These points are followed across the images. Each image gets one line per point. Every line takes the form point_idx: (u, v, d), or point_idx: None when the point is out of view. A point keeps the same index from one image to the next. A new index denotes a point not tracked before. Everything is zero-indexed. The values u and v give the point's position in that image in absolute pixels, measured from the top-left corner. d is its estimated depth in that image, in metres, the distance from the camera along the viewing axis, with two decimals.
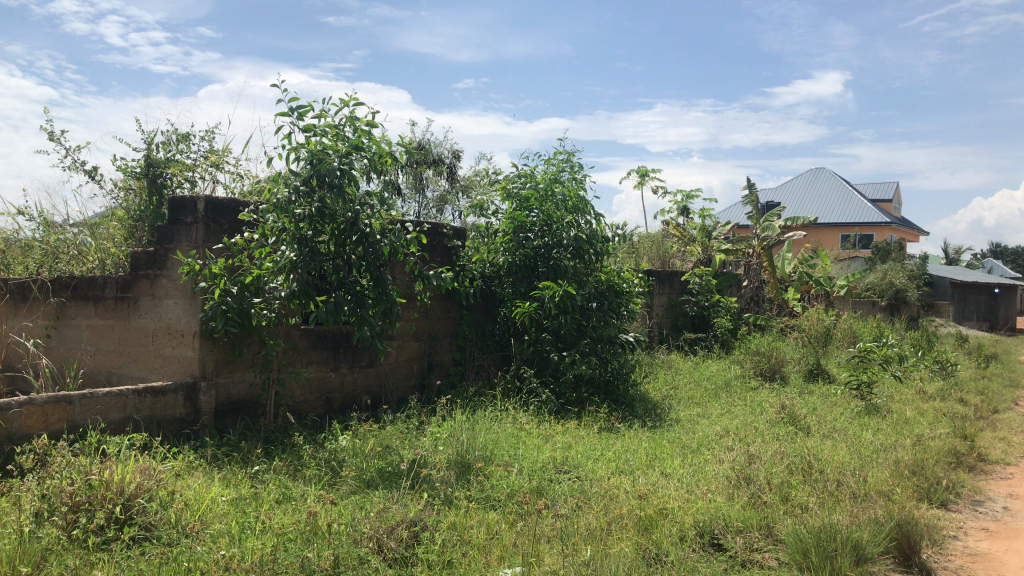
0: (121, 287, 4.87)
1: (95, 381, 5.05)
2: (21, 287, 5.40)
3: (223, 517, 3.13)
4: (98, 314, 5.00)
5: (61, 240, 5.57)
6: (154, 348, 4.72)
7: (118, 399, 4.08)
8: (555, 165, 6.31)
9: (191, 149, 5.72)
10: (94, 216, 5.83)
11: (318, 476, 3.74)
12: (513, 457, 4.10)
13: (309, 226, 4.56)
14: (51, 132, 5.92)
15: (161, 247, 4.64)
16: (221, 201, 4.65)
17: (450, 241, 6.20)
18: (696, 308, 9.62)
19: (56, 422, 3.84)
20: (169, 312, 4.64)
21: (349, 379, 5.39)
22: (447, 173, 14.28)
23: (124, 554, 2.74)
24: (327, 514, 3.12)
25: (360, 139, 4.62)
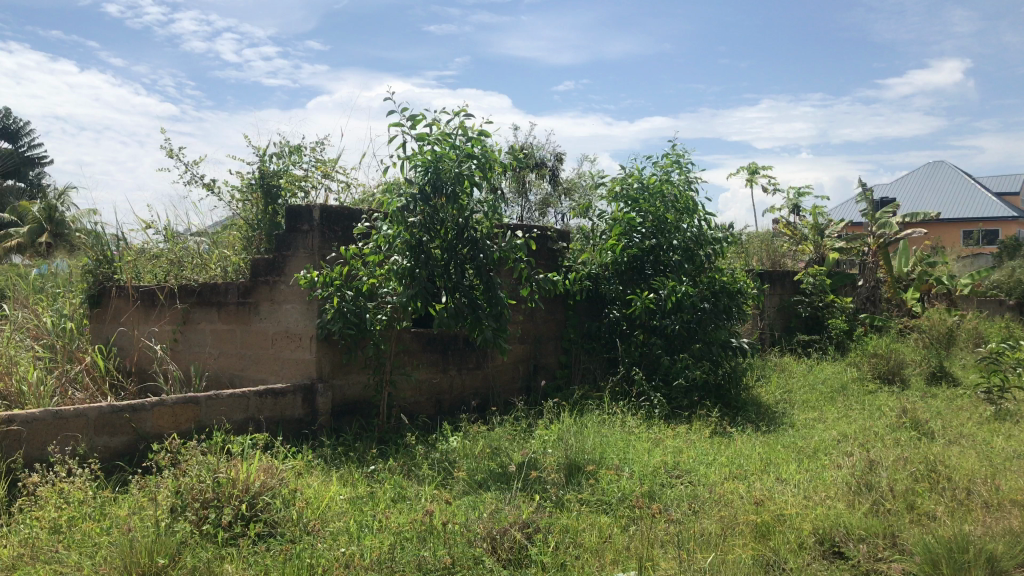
0: (243, 293, 5.08)
1: (218, 383, 5.29)
2: (149, 293, 5.71)
3: (341, 516, 3.22)
4: (220, 319, 5.24)
5: (184, 248, 5.86)
6: (273, 352, 4.91)
7: (241, 400, 4.26)
8: (665, 167, 6.26)
9: (303, 160, 5.92)
10: (213, 226, 6.10)
11: (431, 476, 3.82)
12: (624, 460, 4.07)
13: (422, 233, 4.63)
14: (172, 148, 6.24)
15: (279, 254, 4.84)
16: (336, 208, 4.80)
17: (553, 243, 6.30)
18: (809, 309, 9.40)
19: (186, 422, 4.06)
20: (287, 317, 4.82)
21: (458, 381, 5.47)
22: (548, 176, 14.46)
23: (251, 550, 2.86)
24: (442, 514, 3.18)
25: (472, 147, 4.69)
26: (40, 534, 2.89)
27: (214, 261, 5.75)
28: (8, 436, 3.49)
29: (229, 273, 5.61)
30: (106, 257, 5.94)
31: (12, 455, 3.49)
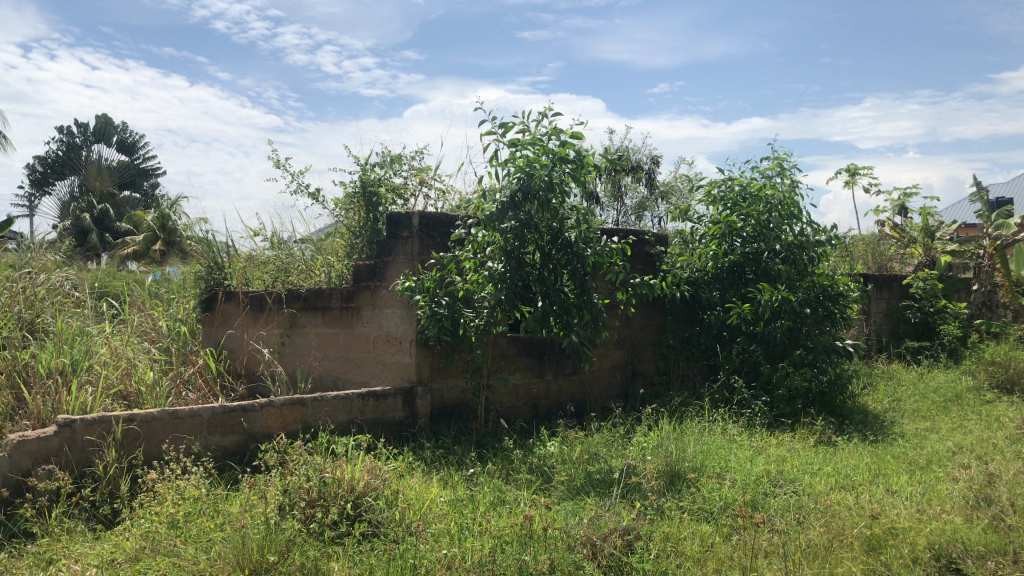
0: (345, 298, 5.22)
1: (322, 385, 5.44)
2: (257, 299, 5.92)
3: (442, 518, 3.27)
4: (324, 323, 5.39)
5: (290, 254, 6.06)
6: (375, 355, 5.02)
7: (344, 402, 4.38)
8: (766, 171, 6.12)
9: (402, 168, 6.04)
10: (318, 233, 6.29)
11: (530, 480, 3.84)
12: (725, 468, 3.99)
13: (515, 238, 4.65)
14: (279, 159, 6.46)
15: (380, 260, 4.96)
16: (434, 215, 4.88)
17: (651, 248, 6.28)
18: (919, 314, 9.03)
19: (293, 422, 4.20)
20: (388, 321, 4.93)
21: (555, 386, 5.48)
22: (644, 179, 14.37)
23: (357, 549, 2.94)
24: (542, 519, 3.19)
25: (565, 150, 4.62)
26: (159, 527, 3.04)
27: (318, 268, 5.91)
28: (129, 435, 3.69)
29: (332, 279, 5.77)
30: (217, 263, 6.19)
31: (133, 452, 3.70)
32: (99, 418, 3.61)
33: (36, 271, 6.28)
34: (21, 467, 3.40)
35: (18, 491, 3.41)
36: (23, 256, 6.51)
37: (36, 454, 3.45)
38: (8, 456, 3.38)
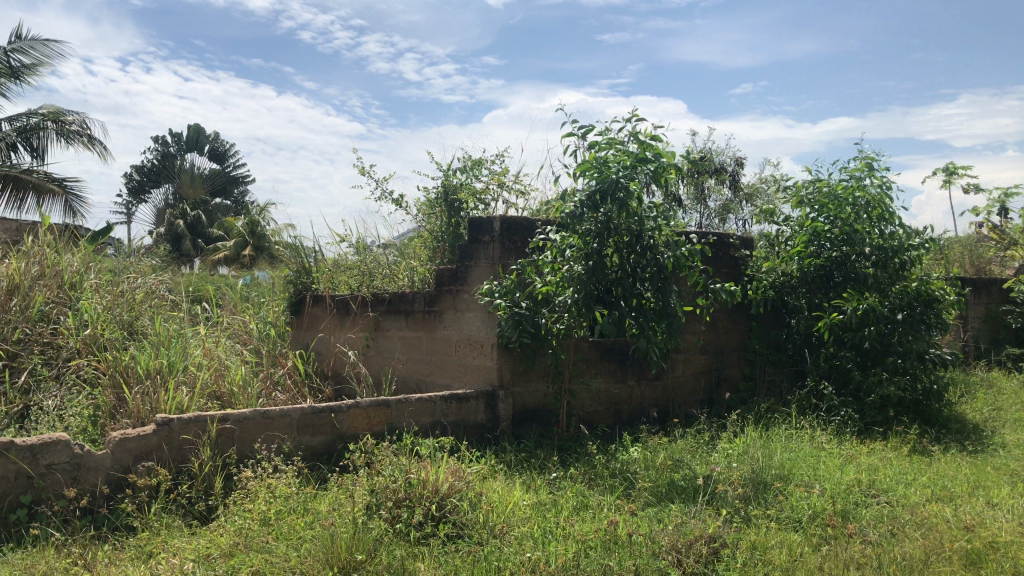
0: (428, 302, 5.29)
1: (406, 387, 5.52)
2: (343, 302, 6.04)
3: (525, 522, 3.27)
4: (408, 327, 5.47)
5: (375, 259, 6.18)
6: (457, 358, 5.07)
7: (428, 404, 4.44)
8: (855, 172, 5.96)
9: (483, 173, 6.08)
10: (401, 238, 6.39)
11: (613, 486, 3.82)
12: (814, 477, 3.90)
13: (594, 240, 4.63)
14: (363, 166, 6.59)
15: (463, 264, 5.01)
16: (516, 219, 4.90)
17: (736, 251, 6.16)
18: (1021, 320, 8.64)
19: (378, 423, 4.28)
20: (470, 325, 4.97)
21: (637, 391, 5.44)
22: (728, 182, 14.17)
23: (442, 550, 2.97)
24: (626, 525, 3.18)
25: (645, 152, 4.57)
26: (252, 524, 3.13)
27: (401, 272, 6.01)
28: (223, 434, 3.83)
29: (416, 283, 5.85)
30: (305, 267, 6.36)
31: (226, 451, 3.83)
32: (194, 418, 3.75)
33: (136, 275, 6.56)
34: (122, 464, 3.57)
35: (120, 487, 3.58)
36: (124, 260, 6.81)
37: (136, 451, 3.61)
38: (110, 453, 3.55)
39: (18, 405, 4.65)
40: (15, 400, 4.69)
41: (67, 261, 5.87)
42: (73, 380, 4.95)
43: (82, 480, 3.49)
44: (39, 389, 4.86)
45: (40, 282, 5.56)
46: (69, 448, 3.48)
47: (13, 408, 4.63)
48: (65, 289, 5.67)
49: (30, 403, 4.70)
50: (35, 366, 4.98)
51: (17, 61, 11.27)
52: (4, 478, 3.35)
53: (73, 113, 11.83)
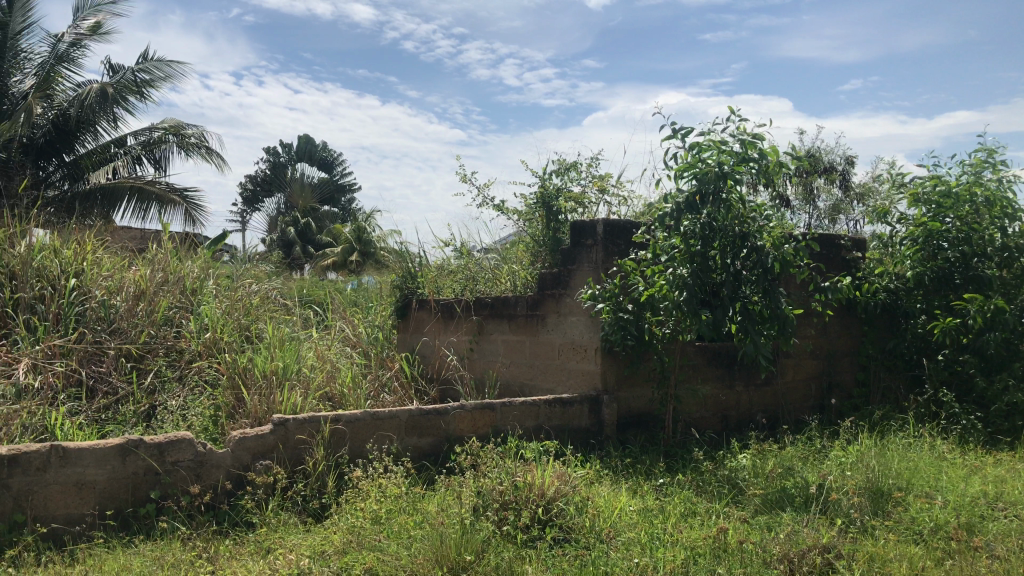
0: (532, 305, 5.32)
1: (510, 391, 5.56)
2: (448, 306, 6.12)
3: (633, 527, 3.26)
4: (511, 330, 5.51)
5: (479, 264, 6.27)
6: (561, 362, 5.08)
7: (532, 408, 4.47)
8: (973, 166, 5.68)
9: (580, 176, 6.08)
10: (502, 243, 6.46)
11: (721, 493, 3.75)
12: (936, 488, 3.73)
13: (698, 241, 4.55)
14: (464, 173, 6.69)
15: (565, 268, 5.02)
16: (619, 222, 4.88)
17: (848, 252, 6.04)
18: None
19: (483, 426, 4.34)
20: (573, 329, 4.98)
21: (745, 397, 5.33)
22: (839, 181, 13.78)
23: (549, 553, 2.99)
24: (736, 533, 3.12)
25: (748, 151, 4.46)
26: (364, 523, 3.22)
27: (504, 276, 6.07)
28: (335, 434, 3.95)
29: (518, 287, 5.89)
30: (410, 272, 6.49)
31: (339, 451, 3.95)
32: (308, 418, 3.89)
33: (252, 281, 6.83)
34: (242, 462, 3.73)
35: (240, 484, 3.74)
36: (240, 267, 7.10)
37: (255, 450, 3.77)
38: (230, 451, 3.71)
39: (145, 405, 4.91)
40: (142, 399, 4.95)
41: (189, 268, 6.17)
42: (195, 382, 5.19)
43: (205, 476, 3.66)
44: (163, 390, 5.11)
45: (164, 288, 5.86)
46: (193, 447, 3.66)
47: (140, 408, 4.89)
48: (187, 294, 5.96)
49: (156, 403, 4.96)
50: (160, 367, 5.25)
51: (143, 79, 11.92)
52: (134, 474, 3.54)
53: (192, 127, 12.40)
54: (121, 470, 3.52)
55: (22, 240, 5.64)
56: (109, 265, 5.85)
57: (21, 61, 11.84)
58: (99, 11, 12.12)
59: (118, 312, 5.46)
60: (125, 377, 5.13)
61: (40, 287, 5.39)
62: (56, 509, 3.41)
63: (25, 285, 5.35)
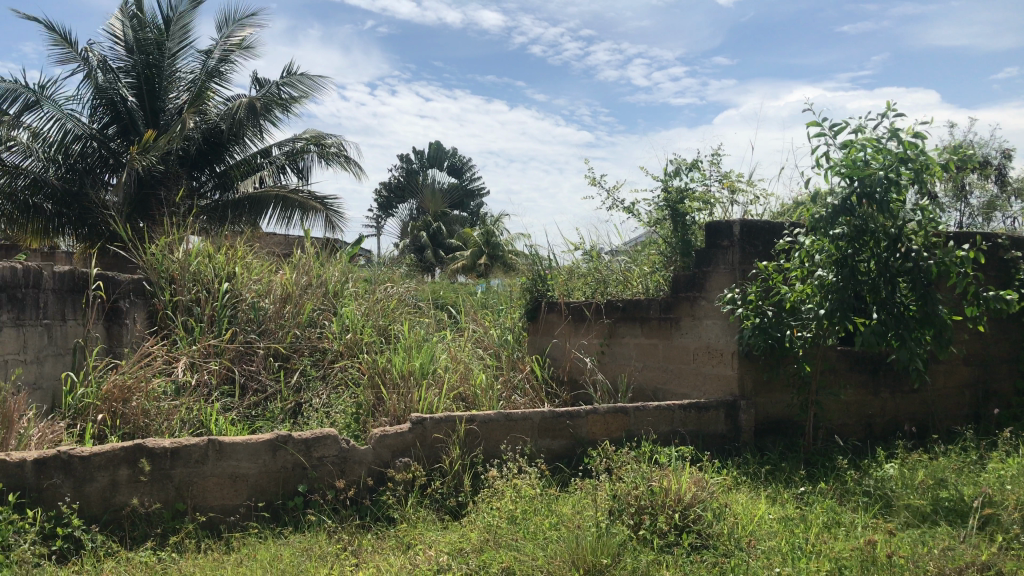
0: (665, 308, 5.27)
1: (643, 395, 5.51)
2: (578, 309, 6.10)
3: (773, 536, 3.18)
4: (644, 334, 5.47)
5: (609, 267, 6.25)
6: (695, 366, 5.01)
7: (666, 412, 4.42)
8: None
9: (704, 175, 5.93)
10: (632, 245, 6.42)
11: (867, 504, 3.60)
12: None
13: (848, 244, 4.31)
14: (594, 176, 6.69)
15: (700, 270, 4.95)
16: (757, 222, 4.76)
17: (1007, 252, 5.67)
18: None
19: (616, 430, 4.32)
20: (709, 332, 4.91)
21: (891, 405, 5.09)
22: (994, 176, 12.96)
23: (686, 559, 2.95)
24: (885, 545, 2.99)
25: (906, 150, 4.19)
26: (501, 522, 3.27)
27: (635, 279, 6.03)
28: (470, 434, 4.04)
29: (650, 290, 5.84)
30: (540, 275, 6.52)
31: (474, 450, 4.03)
32: (445, 418, 3.98)
33: (389, 284, 7.07)
34: (382, 458, 3.87)
35: (381, 480, 3.87)
36: (377, 271, 7.35)
37: (395, 447, 3.90)
38: (372, 449, 3.85)
39: (291, 402, 5.15)
40: (288, 397, 5.20)
41: (330, 272, 6.44)
42: (337, 380, 5.41)
43: (349, 472, 3.82)
44: (308, 388, 5.35)
45: (308, 291, 6.14)
46: (337, 443, 3.81)
47: (287, 405, 5.13)
48: (329, 297, 6.22)
49: (301, 400, 5.20)
50: (305, 367, 5.50)
51: (286, 93, 12.52)
52: (283, 468, 3.73)
53: (331, 137, 12.91)
54: (271, 464, 3.71)
55: (180, 246, 6.03)
56: (258, 268, 6.18)
57: (177, 79, 12.65)
58: (245, 28, 12.81)
59: (267, 313, 5.76)
60: (273, 376, 5.40)
61: (197, 290, 5.75)
62: (213, 499, 3.63)
63: (184, 288, 5.72)
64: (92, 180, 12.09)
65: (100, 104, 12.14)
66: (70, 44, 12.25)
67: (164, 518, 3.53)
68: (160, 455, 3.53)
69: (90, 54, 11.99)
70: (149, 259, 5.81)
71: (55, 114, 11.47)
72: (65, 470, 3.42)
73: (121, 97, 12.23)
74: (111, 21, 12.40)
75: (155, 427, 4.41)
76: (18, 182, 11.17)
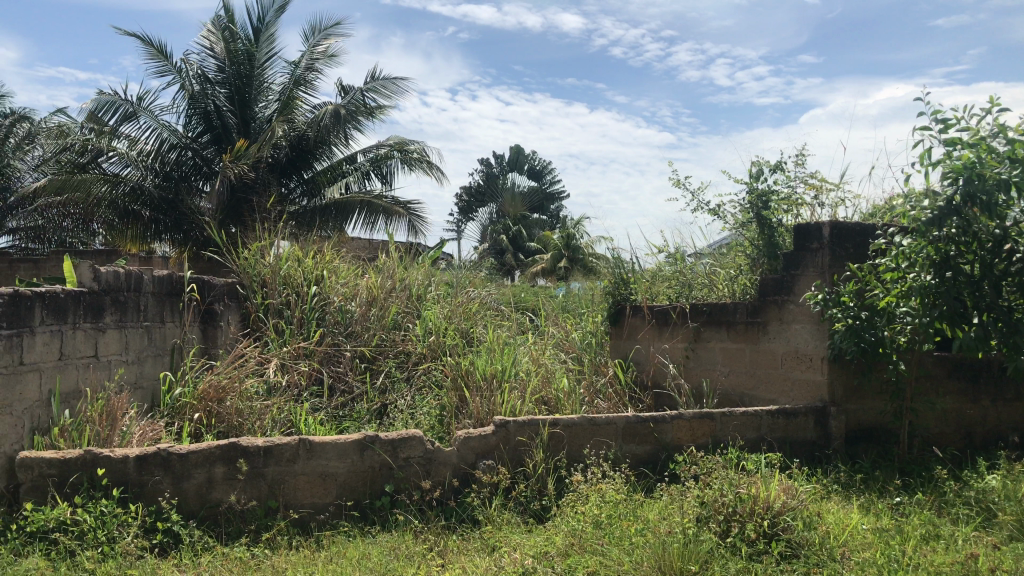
0: (752, 312, 5.17)
1: (729, 400, 5.42)
2: (663, 312, 6.02)
3: (867, 548, 3.09)
4: (730, 338, 5.38)
5: (694, 270, 6.17)
6: (783, 371, 4.90)
7: (753, 418, 4.35)
8: None
9: (787, 176, 5.77)
10: (718, 248, 6.32)
11: (968, 517, 3.47)
12: None
13: (949, 247, 4.13)
14: (677, 178, 6.59)
15: (788, 273, 4.84)
16: (848, 224, 4.64)
17: None
18: None
19: (702, 436, 4.27)
20: (798, 337, 4.80)
21: (993, 413, 4.88)
22: None
23: (776, 570, 2.89)
24: (987, 560, 2.88)
25: (1016, 150, 3.98)
26: (586, 527, 3.27)
27: (721, 282, 5.94)
28: (554, 438, 4.04)
29: (736, 293, 5.74)
30: (623, 279, 6.47)
31: (557, 454, 4.04)
32: (529, 421, 4.00)
33: (471, 287, 7.12)
34: (467, 460, 3.91)
35: (466, 482, 3.92)
36: (459, 274, 7.42)
37: (479, 450, 3.94)
38: (457, 450, 3.90)
39: (377, 403, 5.25)
40: (374, 398, 5.31)
41: (414, 276, 6.53)
42: (421, 382, 5.48)
43: (434, 473, 3.87)
44: (393, 389, 5.44)
45: (393, 294, 6.24)
46: (422, 444, 3.86)
47: (373, 406, 5.23)
48: (412, 300, 6.32)
49: (386, 401, 5.30)
50: (389, 369, 5.59)
51: (372, 100, 12.77)
52: (371, 468, 3.80)
53: (414, 142, 13.08)
54: (360, 464, 3.78)
55: (271, 250, 6.21)
56: (345, 272, 6.31)
57: (266, 89, 13.04)
58: (330, 37, 13.10)
59: (354, 316, 5.87)
60: (359, 377, 5.52)
61: (286, 293, 5.92)
62: (303, 497, 3.73)
63: (275, 291, 5.90)
64: (186, 187, 12.57)
65: (195, 114, 12.60)
66: (167, 57, 12.75)
67: (257, 515, 3.64)
68: (254, 453, 3.65)
69: (185, 67, 12.46)
70: (241, 263, 6.00)
71: (153, 124, 11.95)
72: (164, 467, 3.57)
73: (214, 107, 12.67)
74: (205, 33, 12.84)
75: (248, 426, 4.56)
76: (119, 190, 11.68)
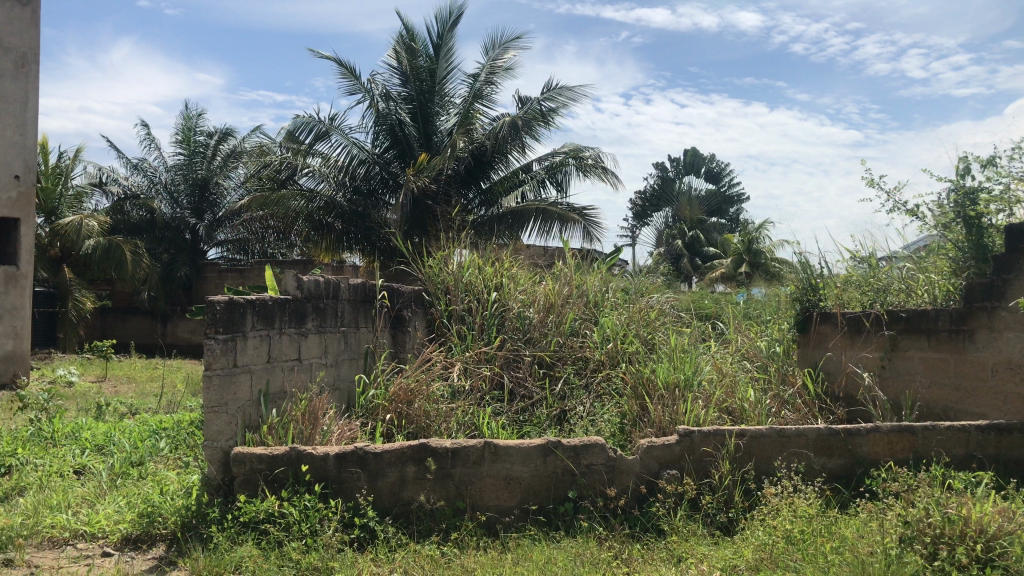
0: (956, 319, 4.81)
1: (931, 414, 5.06)
2: (855, 319, 5.66)
3: None
4: (932, 347, 5.03)
5: (890, 276, 5.84)
6: (994, 383, 4.54)
7: (961, 434, 4.04)
8: None
9: (999, 172, 5.34)
10: (917, 252, 5.94)
11: None
12: None
13: None
14: (872, 178, 6.25)
15: (1000, 276, 4.49)
16: None
17: None
18: None
19: (902, 450, 4.02)
20: (1011, 346, 4.45)
21: None
22: None
23: None
24: None
25: None
26: (777, 541, 3.16)
27: (920, 287, 5.58)
28: (741, 448, 3.93)
29: (937, 299, 5.38)
30: (811, 284, 6.17)
31: (745, 466, 3.92)
32: (714, 431, 3.91)
33: (648, 294, 7.06)
34: (650, 469, 3.88)
35: (651, 490, 3.89)
36: (636, 281, 7.37)
37: (662, 459, 3.89)
38: (639, 459, 3.88)
39: (556, 409, 5.31)
40: (554, 404, 5.37)
41: (592, 282, 6.55)
42: (600, 389, 5.50)
43: (616, 481, 3.86)
44: (572, 395, 5.48)
45: (570, 300, 6.30)
46: (604, 451, 3.86)
47: (553, 411, 5.30)
48: (590, 307, 6.35)
49: (566, 407, 5.35)
50: (568, 375, 5.63)
51: (547, 107, 12.94)
52: (554, 473, 3.84)
53: (589, 149, 13.10)
54: (543, 468, 3.84)
55: (454, 258, 6.42)
56: (524, 279, 6.41)
57: (448, 102, 13.51)
58: (508, 50, 13.42)
59: (533, 322, 5.98)
60: (538, 382, 5.60)
61: (469, 300, 6.12)
62: (490, 499, 3.82)
63: (457, 299, 6.11)
64: (374, 200, 13.22)
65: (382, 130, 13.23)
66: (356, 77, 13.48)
67: (446, 514, 3.76)
68: (443, 455, 3.78)
69: (373, 85, 13.13)
70: (427, 271, 6.26)
71: (344, 141, 12.66)
72: (361, 464, 3.76)
73: (400, 122, 13.26)
74: (391, 52, 13.47)
75: (436, 427, 4.74)
76: (314, 205, 12.48)
